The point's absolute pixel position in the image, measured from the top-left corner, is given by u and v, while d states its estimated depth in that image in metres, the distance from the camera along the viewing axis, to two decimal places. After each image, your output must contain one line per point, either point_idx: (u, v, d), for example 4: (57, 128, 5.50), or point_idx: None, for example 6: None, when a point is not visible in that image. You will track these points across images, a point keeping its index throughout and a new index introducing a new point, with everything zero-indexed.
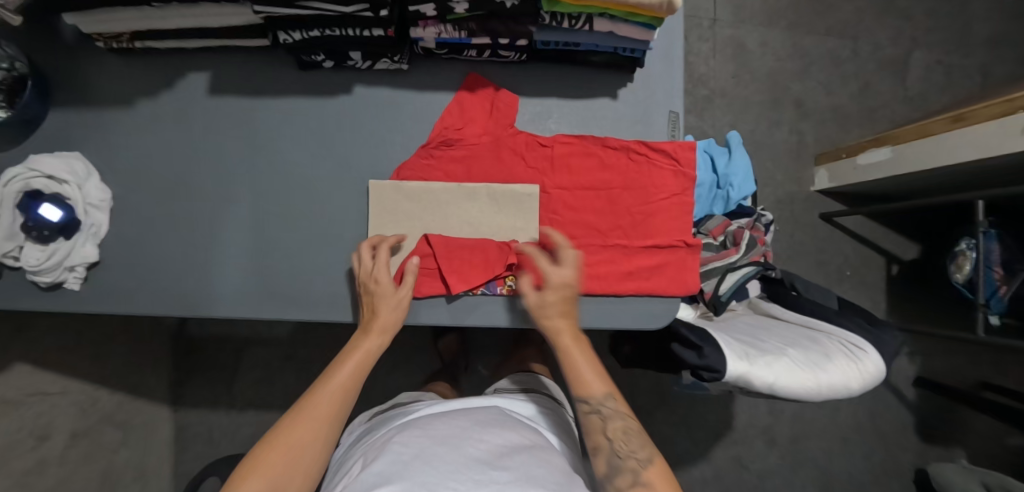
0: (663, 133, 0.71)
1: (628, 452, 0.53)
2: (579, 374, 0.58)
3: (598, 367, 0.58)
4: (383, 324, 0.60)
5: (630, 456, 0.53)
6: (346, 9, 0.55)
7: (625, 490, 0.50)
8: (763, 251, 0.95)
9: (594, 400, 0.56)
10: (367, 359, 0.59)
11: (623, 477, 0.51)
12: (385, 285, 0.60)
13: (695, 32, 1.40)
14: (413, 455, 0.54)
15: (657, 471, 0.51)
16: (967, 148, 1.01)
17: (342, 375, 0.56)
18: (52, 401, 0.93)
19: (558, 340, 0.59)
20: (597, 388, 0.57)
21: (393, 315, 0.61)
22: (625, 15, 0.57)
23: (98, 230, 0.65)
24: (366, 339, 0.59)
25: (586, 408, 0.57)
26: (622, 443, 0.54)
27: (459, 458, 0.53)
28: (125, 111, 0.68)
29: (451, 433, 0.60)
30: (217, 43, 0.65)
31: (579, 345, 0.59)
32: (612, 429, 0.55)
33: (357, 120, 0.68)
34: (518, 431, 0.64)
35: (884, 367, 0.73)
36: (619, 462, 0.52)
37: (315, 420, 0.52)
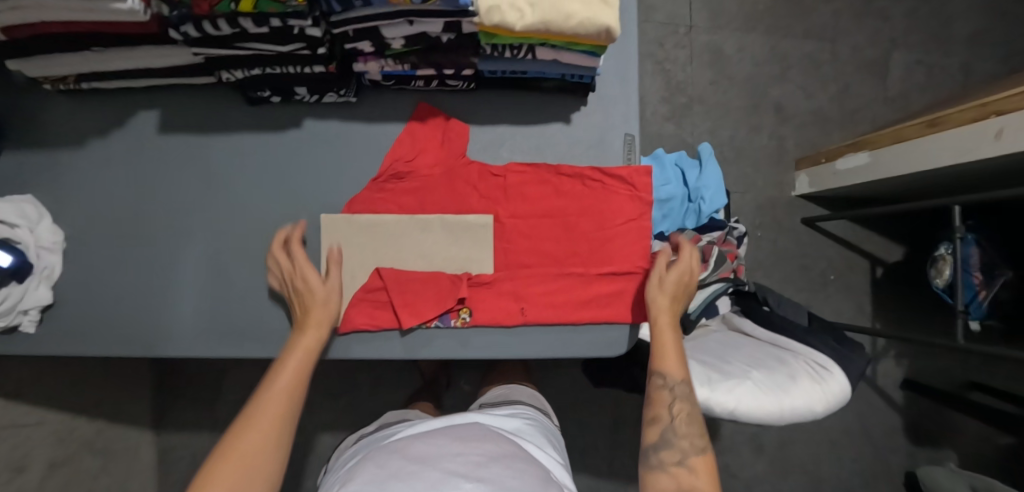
0: (619, 156, 0.70)
1: (684, 433, 0.59)
2: (664, 353, 0.62)
3: (684, 353, 0.62)
4: (316, 317, 0.60)
5: (683, 437, 0.59)
6: (283, 48, 0.55)
7: (669, 463, 0.58)
8: (733, 266, 0.94)
9: (671, 377, 0.61)
10: (308, 356, 0.59)
11: (670, 452, 0.58)
12: (313, 278, 0.61)
13: (671, 40, 1.39)
14: (389, 475, 0.55)
15: (701, 461, 0.57)
16: (944, 152, 0.99)
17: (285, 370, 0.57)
18: (28, 433, 0.93)
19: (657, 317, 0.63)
20: (677, 370, 0.61)
21: (325, 307, 0.61)
22: (566, 45, 0.56)
23: (51, 272, 0.65)
24: (301, 342, 0.59)
25: (661, 381, 0.61)
26: (685, 423, 0.60)
27: (434, 474, 0.53)
28: (77, 152, 0.67)
29: (430, 450, 0.60)
30: (165, 81, 0.65)
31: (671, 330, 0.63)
32: (678, 409, 0.60)
33: (308, 154, 0.68)
34: (496, 443, 0.64)
35: (851, 387, 0.71)
36: (672, 438, 0.59)
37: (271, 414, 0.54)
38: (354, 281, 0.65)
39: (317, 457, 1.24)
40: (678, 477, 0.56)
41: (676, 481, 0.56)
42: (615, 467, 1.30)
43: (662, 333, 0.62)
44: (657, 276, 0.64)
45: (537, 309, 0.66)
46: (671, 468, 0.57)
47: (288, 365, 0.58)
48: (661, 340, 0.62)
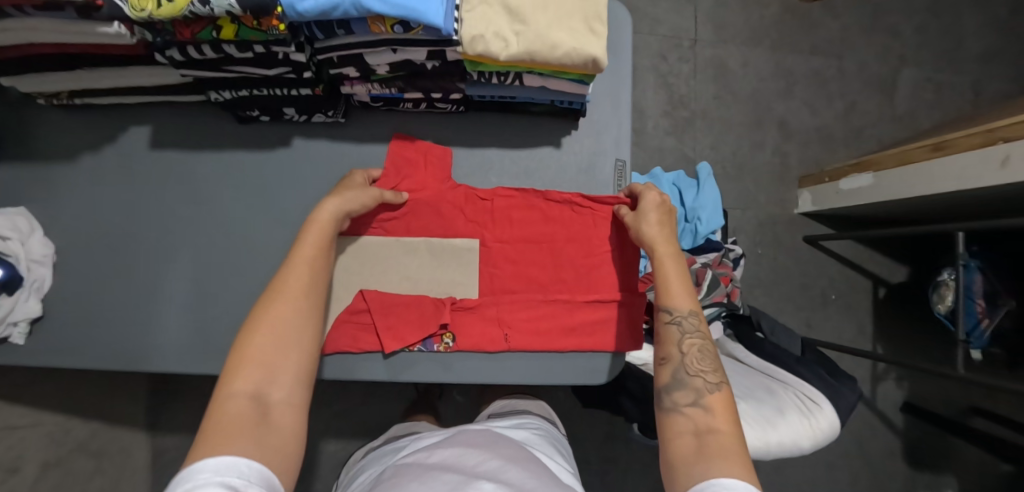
0: (609, 183, 0.69)
1: (698, 371, 0.52)
2: (668, 285, 0.57)
3: (689, 283, 0.57)
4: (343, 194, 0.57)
5: (697, 374, 0.52)
6: (269, 72, 0.55)
7: (682, 404, 0.50)
8: (727, 290, 0.92)
9: (677, 311, 0.55)
10: (324, 234, 0.55)
11: (683, 391, 0.51)
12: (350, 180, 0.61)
13: (675, 53, 1.37)
14: (411, 480, 0.55)
15: (720, 398, 0.50)
16: (950, 177, 0.96)
17: (297, 260, 0.52)
18: (22, 434, 0.94)
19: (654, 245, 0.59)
20: (684, 302, 0.56)
21: (344, 201, 0.57)
22: (553, 73, 0.55)
23: (40, 285, 0.66)
24: (308, 232, 0.54)
25: (667, 316, 0.56)
26: (695, 360, 0.53)
27: (452, 478, 0.53)
28: (69, 166, 0.68)
29: (448, 457, 0.60)
30: (155, 98, 0.65)
31: (676, 258, 0.58)
32: (688, 344, 0.54)
33: (298, 174, 0.68)
34: (509, 449, 0.64)
35: (839, 425, 0.70)
36: (685, 377, 0.52)
37: (291, 299, 0.50)
38: (339, 303, 0.65)
39: (307, 465, 1.24)
40: (693, 418, 0.49)
41: (692, 423, 0.48)
42: (606, 484, 1.29)
43: (663, 267, 0.58)
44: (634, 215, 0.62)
45: (520, 336, 0.66)
46: (685, 409, 0.50)
47: (300, 253, 0.53)
48: (662, 270, 0.57)
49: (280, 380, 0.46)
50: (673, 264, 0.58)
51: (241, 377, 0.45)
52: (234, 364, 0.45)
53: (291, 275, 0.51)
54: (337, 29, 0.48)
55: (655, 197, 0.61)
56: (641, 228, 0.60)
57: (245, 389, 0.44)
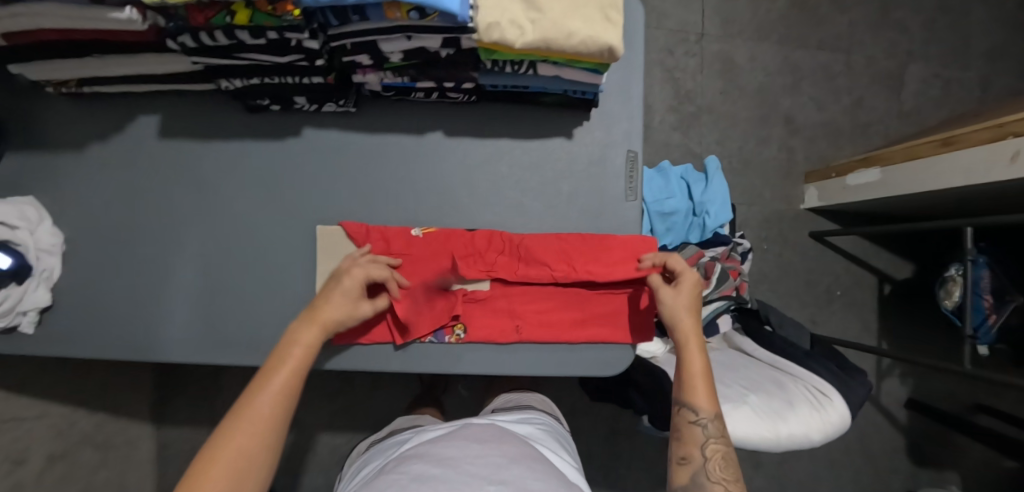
0: (620, 175, 0.69)
1: (720, 478, 0.54)
2: (693, 381, 0.59)
3: (713, 384, 0.59)
4: (325, 318, 0.57)
5: (719, 481, 0.54)
6: (281, 59, 0.55)
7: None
8: (736, 283, 0.92)
9: (702, 413, 0.57)
10: (306, 357, 0.55)
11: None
12: (349, 282, 0.59)
13: (681, 48, 1.36)
14: (411, 478, 0.55)
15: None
16: (958, 172, 0.96)
17: (266, 386, 0.51)
18: (28, 426, 0.94)
19: (684, 338, 0.61)
20: (707, 403, 0.58)
21: (343, 318, 0.58)
22: (567, 62, 0.55)
23: (49, 274, 0.65)
24: (289, 353, 0.54)
25: (691, 416, 0.57)
26: (718, 466, 0.55)
27: (456, 477, 0.54)
28: (77, 155, 0.67)
29: (451, 453, 0.60)
30: (165, 87, 0.65)
31: (701, 353, 0.60)
32: (711, 448, 0.56)
33: (306, 165, 0.67)
34: (514, 445, 0.64)
35: (850, 416, 0.70)
36: (706, 482, 0.54)
37: (246, 425, 0.48)
38: None
39: (312, 457, 1.24)
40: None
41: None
42: (610, 478, 1.29)
43: (692, 361, 0.60)
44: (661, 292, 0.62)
45: (532, 327, 0.66)
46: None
47: (269, 381, 0.52)
48: (689, 366, 0.59)
49: None
50: (699, 360, 0.60)
51: None
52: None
53: (254, 399, 0.50)
54: (352, 16, 0.48)
55: (690, 278, 0.62)
56: (675, 311, 0.61)
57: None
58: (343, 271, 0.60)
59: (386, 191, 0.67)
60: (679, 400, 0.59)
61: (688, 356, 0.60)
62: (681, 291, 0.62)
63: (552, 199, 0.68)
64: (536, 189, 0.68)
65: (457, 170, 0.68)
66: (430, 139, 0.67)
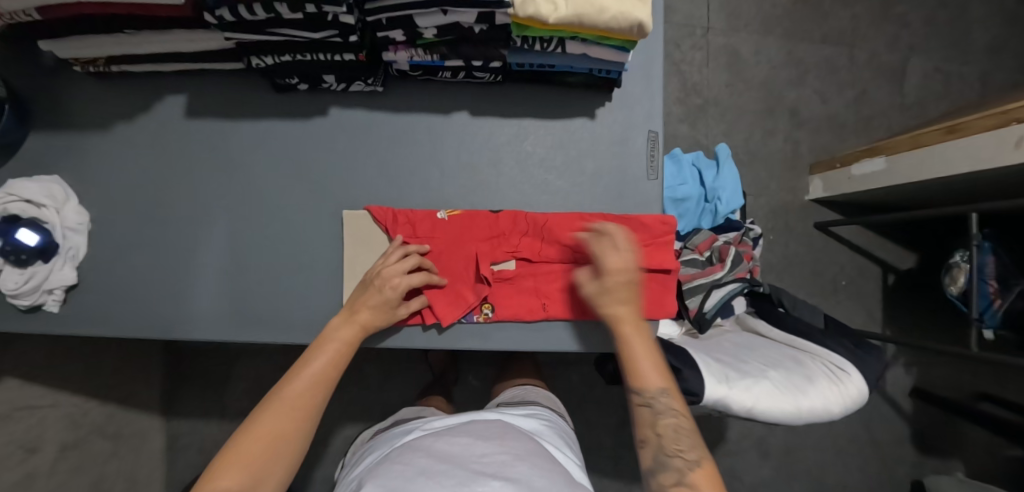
0: (642, 154, 0.70)
1: (676, 450, 0.55)
2: (636, 366, 0.58)
3: (660, 363, 0.58)
4: (364, 321, 0.60)
5: (678, 454, 0.55)
6: (314, 35, 0.55)
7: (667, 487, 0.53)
8: (749, 267, 0.94)
9: (648, 393, 0.58)
10: (345, 351, 0.59)
11: (667, 474, 0.54)
12: (392, 292, 0.60)
13: (688, 41, 1.38)
14: (416, 472, 0.56)
15: (703, 475, 0.53)
16: (963, 159, 0.98)
17: (309, 374, 0.56)
18: (41, 414, 0.94)
19: (619, 326, 0.59)
20: (654, 383, 0.58)
21: (381, 322, 0.61)
22: (596, 39, 0.56)
23: (76, 252, 0.66)
24: (327, 346, 0.58)
25: (639, 399, 0.58)
26: (671, 441, 0.56)
27: (460, 473, 0.55)
28: (104, 134, 0.68)
29: (455, 448, 0.61)
30: (193, 66, 0.65)
31: (638, 334, 0.59)
32: (662, 424, 0.56)
33: (333, 144, 0.68)
34: (520, 442, 0.65)
35: (867, 390, 0.72)
36: (666, 459, 0.55)
37: (292, 410, 0.53)
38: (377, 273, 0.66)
39: (324, 448, 1.24)
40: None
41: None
42: (621, 467, 1.29)
43: (629, 347, 0.59)
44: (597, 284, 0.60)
45: (558, 305, 0.66)
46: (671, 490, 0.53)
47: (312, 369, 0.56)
48: (629, 353, 0.59)
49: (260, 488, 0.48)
50: (638, 340, 0.59)
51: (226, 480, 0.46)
52: (225, 461, 0.47)
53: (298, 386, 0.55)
54: None
55: (615, 263, 0.59)
56: (603, 300, 0.60)
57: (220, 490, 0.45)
58: (385, 279, 0.60)
59: (412, 170, 0.68)
60: (628, 386, 0.60)
61: (628, 344, 0.59)
62: (607, 281, 0.60)
63: (575, 179, 0.69)
64: (560, 168, 0.69)
65: (482, 150, 0.69)
66: (455, 119, 0.68)
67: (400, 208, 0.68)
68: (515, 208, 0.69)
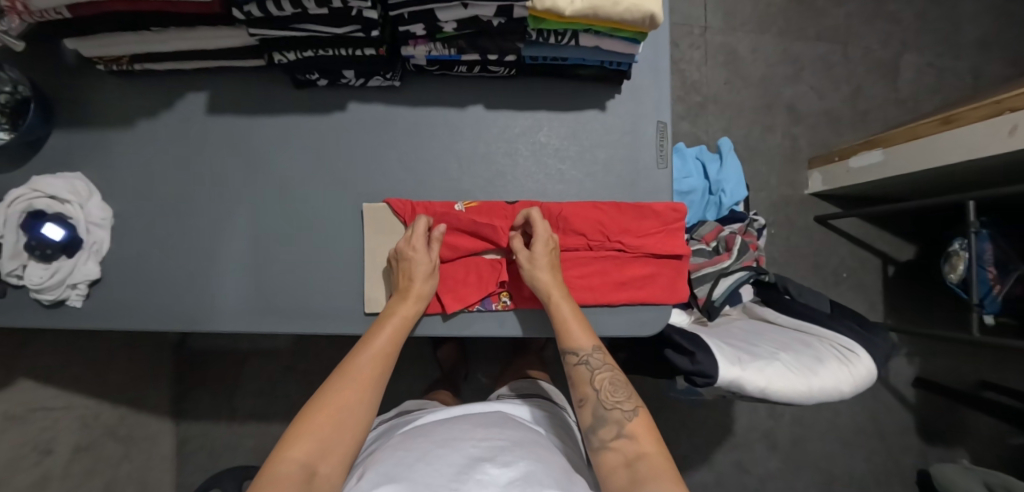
0: (652, 144, 0.72)
1: (615, 403, 0.58)
2: (568, 329, 0.62)
3: (586, 323, 0.63)
4: (418, 290, 0.63)
5: (615, 407, 0.58)
6: (338, 30, 0.57)
7: (608, 440, 0.56)
8: (755, 256, 0.96)
9: (582, 351, 0.61)
10: (403, 326, 0.62)
11: (607, 427, 0.57)
12: (420, 253, 0.64)
13: (687, 40, 1.42)
14: (417, 457, 0.56)
15: (639, 424, 0.57)
16: (958, 150, 1.01)
17: (372, 348, 0.59)
18: (56, 416, 0.94)
19: (547, 292, 0.63)
20: (586, 341, 0.61)
21: (428, 282, 0.64)
22: (609, 31, 0.58)
23: (99, 247, 0.67)
24: (387, 322, 0.62)
25: (574, 359, 0.62)
26: (609, 394, 0.59)
27: (459, 459, 0.56)
28: (126, 131, 0.69)
29: (453, 436, 0.62)
30: (215, 64, 0.67)
31: (565, 299, 0.63)
32: (600, 379, 0.60)
33: (352, 138, 0.70)
34: (517, 433, 0.65)
35: (875, 369, 0.74)
36: (605, 413, 0.58)
37: (353, 392, 0.55)
38: None
39: None
40: (621, 450, 0.55)
41: (622, 454, 0.54)
42: None
43: (559, 312, 0.62)
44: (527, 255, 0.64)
45: (574, 291, 0.68)
46: (612, 443, 0.55)
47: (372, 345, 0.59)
48: (559, 315, 0.62)
49: (328, 456, 0.51)
50: (567, 305, 0.63)
51: (296, 449, 0.49)
52: (295, 433, 0.51)
53: (358, 368, 0.57)
54: None
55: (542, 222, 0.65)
56: (533, 275, 0.63)
57: (298, 457, 0.49)
58: (406, 247, 0.64)
59: (429, 162, 0.70)
60: (562, 349, 0.63)
61: (556, 307, 0.63)
62: (540, 250, 0.64)
63: (588, 168, 0.71)
64: (573, 158, 0.71)
65: (497, 141, 0.71)
66: (471, 112, 0.70)
67: (419, 200, 0.69)
68: (530, 197, 0.71)
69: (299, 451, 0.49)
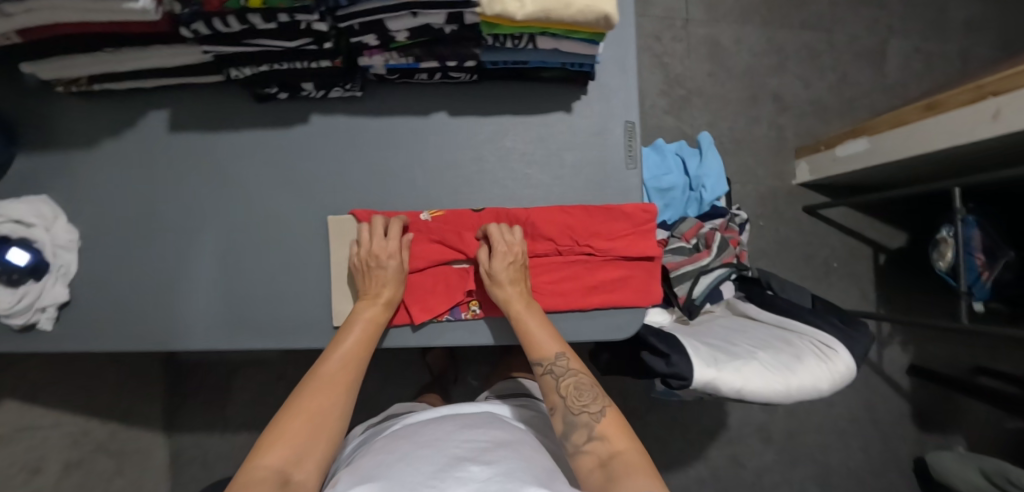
0: (620, 144, 0.71)
1: (581, 407, 0.57)
2: (531, 340, 0.62)
3: (548, 329, 0.63)
4: (384, 297, 0.63)
5: (583, 411, 0.57)
6: (290, 44, 0.57)
7: (582, 444, 0.55)
8: (736, 252, 0.96)
9: (547, 360, 0.61)
10: (373, 330, 0.62)
11: (578, 432, 0.56)
12: (394, 262, 0.64)
13: (668, 33, 1.40)
14: (397, 458, 0.54)
15: (609, 423, 0.55)
16: (943, 136, 0.99)
17: (346, 349, 0.60)
18: (43, 434, 0.94)
19: (507, 306, 0.63)
20: (550, 349, 0.61)
21: (397, 292, 0.64)
22: (566, 33, 0.57)
23: (66, 270, 0.66)
24: (355, 326, 0.61)
25: (540, 369, 0.61)
26: (574, 399, 0.58)
27: (439, 459, 0.52)
28: (91, 152, 0.69)
29: (436, 436, 0.60)
30: (174, 81, 0.67)
31: (529, 310, 0.64)
32: (565, 386, 0.60)
33: (316, 150, 0.69)
34: (503, 431, 0.63)
35: (855, 366, 0.73)
36: (574, 418, 0.57)
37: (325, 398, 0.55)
38: None
39: None
40: (595, 452, 0.53)
41: (595, 456, 0.53)
42: None
43: (522, 325, 0.62)
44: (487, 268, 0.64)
45: (544, 298, 0.68)
46: (585, 447, 0.54)
47: (343, 347, 0.60)
48: (520, 327, 0.62)
49: (303, 463, 0.49)
50: (531, 317, 0.63)
51: (272, 456, 0.49)
52: (270, 441, 0.50)
53: (331, 376, 0.57)
54: None
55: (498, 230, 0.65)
56: (495, 289, 0.64)
57: (273, 462, 0.48)
58: (381, 255, 0.63)
59: (394, 171, 0.69)
60: (530, 359, 0.63)
61: (520, 319, 0.63)
62: (496, 265, 0.63)
63: (556, 171, 0.71)
64: (540, 162, 0.70)
65: (464, 148, 0.70)
66: (435, 119, 0.70)
67: (384, 210, 0.69)
68: (498, 204, 0.70)
69: (273, 458, 0.48)
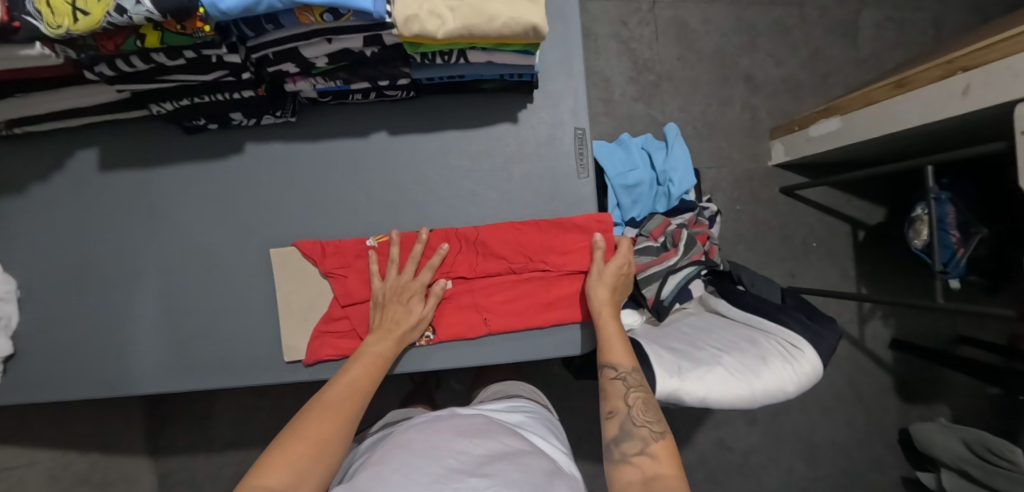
0: (570, 153, 0.68)
1: (643, 422, 0.56)
2: (612, 343, 0.62)
3: (630, 343, 0.62)
4: (399, 335, 0.62)
5: (643, 425, 0.55)
6: (205, 77, 0.53)
7: (630, 454, 0.53)
8: (704, 248, 0.93)
9: (621, 367, 0.60)
10: (377, 370, 0.60)
11: (631, 442, 0.54)
12: (416, 303, 0.64)
13: (635, 18, 1.35)
14: (393, 470, 0.50)
15: (664, 446, 0.53)
16: (915, 112, 0.95)
17: (356, 378, 0.58)
18: (20, 473, 0.95)
19: (598, 306, 0.64)
20: (626, 359, 0.60)
21: (412, 332, 0.63)
22: (496, 46, 0.54)
23: (8, 322, 0.64)
24: (364, 361, 0.60)
25: (611, 372, 0.60)
26: (641, 412, 0.56)
27: (437, 469, 0.49)
28: (20, 198, 0.66)
29: (434, 441, 0.55)
30: (98, 119, 0.64)
31: (616, 318, 0.64)
32: (633, 397, 0.58)
33: (254, 179, 0.67)
34: (500, 434, 0.60)
35: (822, 366, 0.72)
36: (631, 428, 0.55)
37: (321, 427, 0.51)
38: (315, 310, 0.66)
39: None
40: (641, 467, 0.52)
41: (641, 471, 0.51)
42: None
43: (605, 326, 0.63)
44: (595, 267, 0.66)
45: (499, 318, 0.67)
46: (633, 458, 0.53)
47: (348, 376, 0.58)
48: (606, 325, 0.62)
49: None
50: (616, 322, 0.64)
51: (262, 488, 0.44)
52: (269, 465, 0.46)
53: (333, 407, 0.54)
54: (265, 25, 0.47)
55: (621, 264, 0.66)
56: (590, 285, 0.65)
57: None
58: (404, 296, 0.64)
59: (337, 197, 0.67)
60: (601, 361, 0.62)
61: (605, 321, 0.63)
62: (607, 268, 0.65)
63: (505, 185, 0.68)
64: (488, 178, 0.68)
65: (409, 167, 0.67)
66: (374, 140, 0.67)
67: (329, 239, 0.67)
68: (446, 224, 0.68)
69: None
